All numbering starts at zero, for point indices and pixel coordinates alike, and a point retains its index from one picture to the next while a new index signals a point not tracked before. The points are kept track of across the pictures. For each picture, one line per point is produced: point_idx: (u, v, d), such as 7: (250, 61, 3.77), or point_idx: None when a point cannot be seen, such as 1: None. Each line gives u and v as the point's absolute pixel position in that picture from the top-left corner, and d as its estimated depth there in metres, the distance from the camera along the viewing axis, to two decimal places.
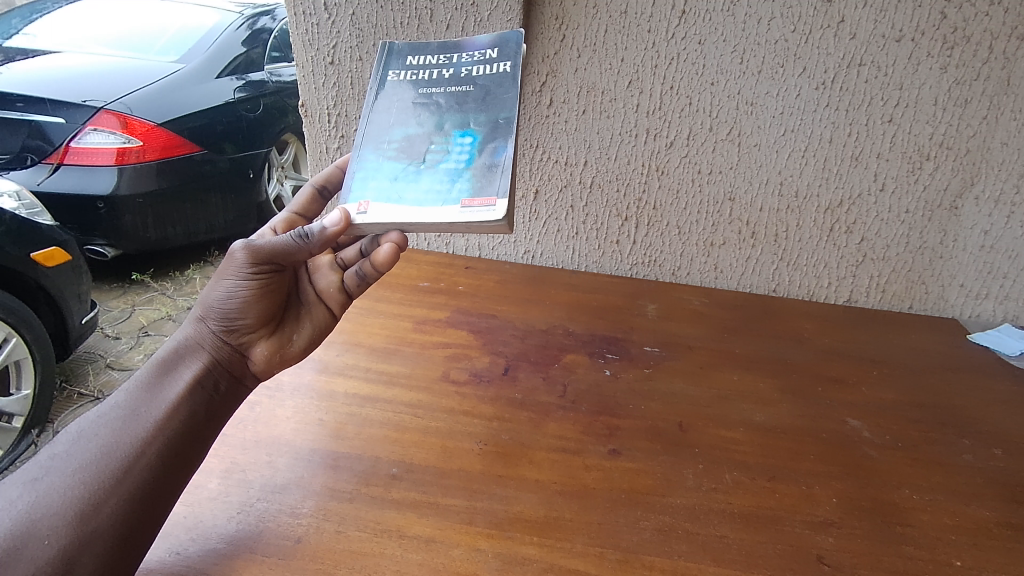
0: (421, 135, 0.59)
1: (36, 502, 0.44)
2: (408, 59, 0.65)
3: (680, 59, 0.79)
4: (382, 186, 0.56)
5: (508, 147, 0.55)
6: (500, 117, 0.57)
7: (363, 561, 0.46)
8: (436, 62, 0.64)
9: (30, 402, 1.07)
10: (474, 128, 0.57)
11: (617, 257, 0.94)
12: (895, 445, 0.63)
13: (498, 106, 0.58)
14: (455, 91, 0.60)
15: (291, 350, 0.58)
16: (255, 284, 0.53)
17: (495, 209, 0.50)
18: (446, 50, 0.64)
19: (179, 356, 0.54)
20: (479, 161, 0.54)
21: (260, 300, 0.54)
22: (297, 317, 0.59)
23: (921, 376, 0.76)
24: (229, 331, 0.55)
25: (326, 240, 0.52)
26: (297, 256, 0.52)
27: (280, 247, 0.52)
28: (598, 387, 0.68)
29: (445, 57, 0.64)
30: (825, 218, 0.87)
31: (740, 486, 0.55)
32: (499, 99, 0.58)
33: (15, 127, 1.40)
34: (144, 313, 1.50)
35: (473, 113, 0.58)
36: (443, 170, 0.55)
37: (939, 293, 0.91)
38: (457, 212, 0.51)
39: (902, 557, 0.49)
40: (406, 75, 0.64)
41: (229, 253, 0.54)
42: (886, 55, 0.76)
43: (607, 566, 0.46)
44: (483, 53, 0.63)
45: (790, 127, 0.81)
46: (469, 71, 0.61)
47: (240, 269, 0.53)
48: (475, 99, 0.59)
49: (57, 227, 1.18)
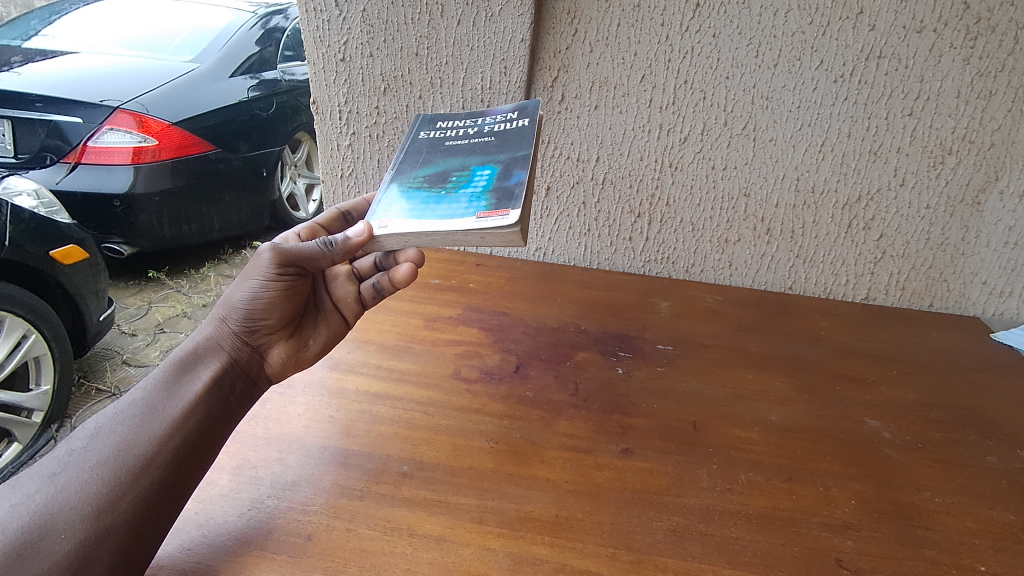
0: (444, 173, 0.62)
1: (53, 496, 0.44)
2: (438, 124, 0.74)
3: (694, 53, 0.77)
4: (403, 207, 0.57)
5: (523, 172, 0.56)
6: (519, 155, 0.60)
7: (373, 560, 0.46)
8: (463, 125, 0.73)
9: (49, 398, 1.08)
10: (494, 162, 0.60)
11: (630, 254, 0.94)
12: (916, 446, 0.61)
13: (515, 148, 0.62)
14: (477, 141, 0.66)
15: (307, 354, 0.59)
16: (279, 287, 0.54)
17: (508, 217, 0.50)
18: (473, 117, 0.73)
19: (197, 356, 0.55)
20: (495, 186, 0.56)
21: (282, 304, 0.56)
22: (313, 322, 0.60)
23: (942, 375, 0.74)
24: (249, 332, 0.56)
25: (349, 250, 0.52)
26: (319, 263, 0.53)
27: (306, 252, 0.53)
28: (611, 385, 0.67)
29: (472, 121, 0.73)
30: (843, 214, 0.85)
31: (756, 487, 0.54)
32: (517, 142, 0.63)
33: (36, 128, 1.45)
34: (159, 311, 1.46)
35: (494, 155, 0.62)
36: (463, 195, 0.56)
37: (960, 290, 0.89)
38: (472, 222, 0.50)
39: (925, 562, 0.48)
40: (437, 134, 0.71)
41: (256, 255, 0.55)
42: (906, 46, 0.74)
43: (620, 567, 0.46)
44: (505, 116, 0.71)
45: (806, 122, 0.80)
46: (492, 128, 0.68)
47: (265, 271, 0.54)
48: (495, 145, 0.64)
49: (75, 226, 1.20)
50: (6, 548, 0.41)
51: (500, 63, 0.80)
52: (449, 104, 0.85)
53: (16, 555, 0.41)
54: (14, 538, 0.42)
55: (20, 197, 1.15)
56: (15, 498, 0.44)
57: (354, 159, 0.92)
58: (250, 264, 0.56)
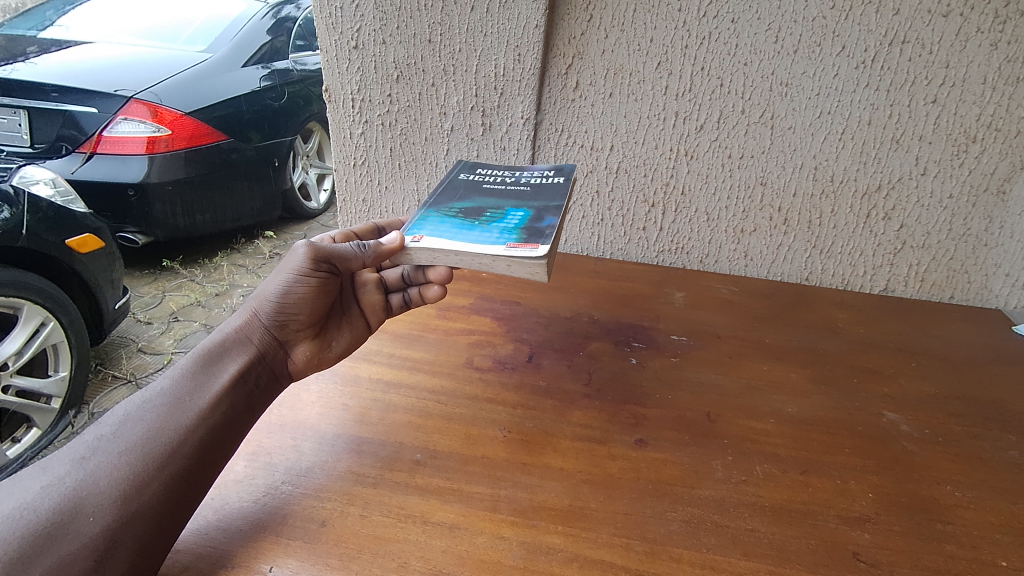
0: (480, 208, 0.64)
1: (82, 480, 0.45)
2: (477, 171, 0.78)
3: (711, 39, 0.76)
4: (437, 228, 0.60)
5: (555, 220, 0.58)
6: (552, 204, 0.63)
7: (386, 547, 0.45)
8: (502, 174, 0.75)
9: (67, 384, 1.08)
10: (528, 207, 0.63)
11: (643, 245, 0.93)
12: (936, 440, 0.60)
13: (550, 197, 0.65)
14: (512, 189, 0.69)
15: (330, 353, 0.62)
16: (311, 284, 0.57)
17: (536, 250, 0.52)
18: (512, 169, 0.76)
19: (225, 349, 0.56)
20: (528, 225, 0.58)
21: (313, 302, 0.58)
22: (338, 324, 0.63)
23: (963, 369, 0.73)
24: (278, 326, 0.58)
25: (379, 254, 0.56)
26: (352, 263, 0.57)
27: (340, 251, 0.57)
28: (624, 376, 0.67)
29: (510, 172, 0.75)
30: (861, 203, 0.84)
31: (771, 479, 0.53)
32: (552, 193, 0.66)
33: (51, 118, 1.43)
34: (174, 299, 1.41)
35: (530, 201, 0.64)
36: (496, 227, 0.58)
37: (982, 282, 0.87)
38: (501, 250, 0.53)
39: (946, 557, 0.47)
40: (475, 178, 0.74)
41: (291, 251, 0.59)
42: (931, 31, 0.72)
43: (633, 558, 0.45)
44: (543, 173, 0.73)
45: (826, 109, 0.78)
46: (529, 180, 0.71)
47: (299, 268, 0.57)
48: (531, 194, 0.66)
49: (90, 215, 1.22)
50: (37, 529, 0.41)
51: (514, 49, 0.79)
52: (462, 92, 0.84)
53: (46, 536, 0.41)
54: (44, 519, 0.42)
55: (37, 184, 1.16)
56: (44, 481, 0.45)
57: (366, 148, 0.92)
58: (284, 261, 0.59)
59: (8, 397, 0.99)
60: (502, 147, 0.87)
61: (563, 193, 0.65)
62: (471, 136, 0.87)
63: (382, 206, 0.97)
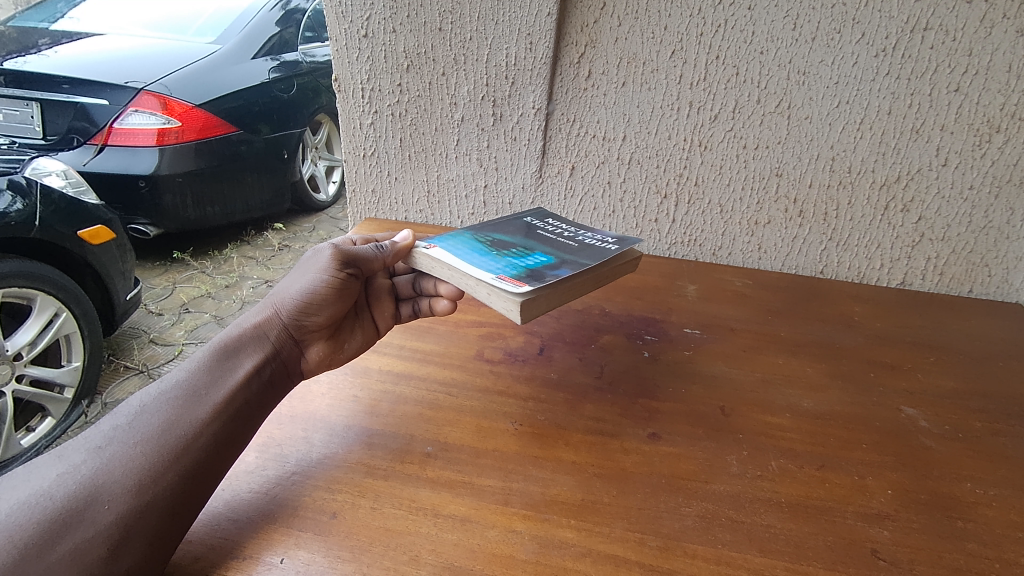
0: (512, 244, 0.65)
1: (98, 468, 0.45)
2: (547, 220, 0.78)
3: (727, 26, 0.74)
4: (455, 245, 0.63)
5: (568, 271, 0.55)
6: (580, 260, 0.59)
7: (398, 540, 0.45)
8: (567, 230, 0.72)
9: (79, 374, 1.09)
10: (557, 256, 0.61)
11: (656, 237, 0.92)
12: (956, 436, 0.59)
13: (584, 254, 0.62)
14: (559, 241, 0.67)
15: (342, 355, 0.62)
16: (334, 285, 0.58)
17: (519, 287, 0.50)
18: (580, 229, 0.73)
19: (242, 344, 0.56)
20: (537, 269, 0.56)
21: (334, 303, 0.59)
22: (351, 327, 0.63)
23: (984, 364, 0.71)
24: (296, 324, 0.58)
25: (398, 252, 0.61)
26: (374, 264, 0.60)
27: (364, 253, 0.60)
28: (636, 369, 0.66)
29: (575, 230, 0.72)
30: (880, 195, 0.82)
31: (787, 474, 0.52)
32: (592, 251, 0.62)
33: (64, 110, 1.45)
34: (184, 291, 1.37)
35: (564, 252, 0.62)
36: (508, 260, 0.58)
37: (1003, 276, 0.85)
38: (489, 278, 0.53)
39: (968, 555, 0.45)
40: (537, 224, 0.74)
41: (317, 254, 0.60)
42: (955, 18, 0.70)
43: (648, 553, 0.44)
44: (605, 238, 0.68)
45: (844, 99, 0.76)
46: (586, 241, 0.67)
47: (324, 269, 0.58)
48: (573, 249, 0.64)
49: (102, 206, 1.23)
50: (53, 517, 0.41)
51: (525, 38, 0.78)
52: (474, 82, 0.83)
53: (61, 522, 0.41)
54: (60, 506, 0.42)
55: (50, 176, 1.16)
56: (60, 469, 0.45)
57: (375, 138, 0.91)
58: (308, 263, 0.61)
59: (23, 386, 0.99)
60: (512, 137, 0.86)
61: (601, 256, 0.60)
62: (482, 126, 0.86)
63: (392, 198, 0.96)
